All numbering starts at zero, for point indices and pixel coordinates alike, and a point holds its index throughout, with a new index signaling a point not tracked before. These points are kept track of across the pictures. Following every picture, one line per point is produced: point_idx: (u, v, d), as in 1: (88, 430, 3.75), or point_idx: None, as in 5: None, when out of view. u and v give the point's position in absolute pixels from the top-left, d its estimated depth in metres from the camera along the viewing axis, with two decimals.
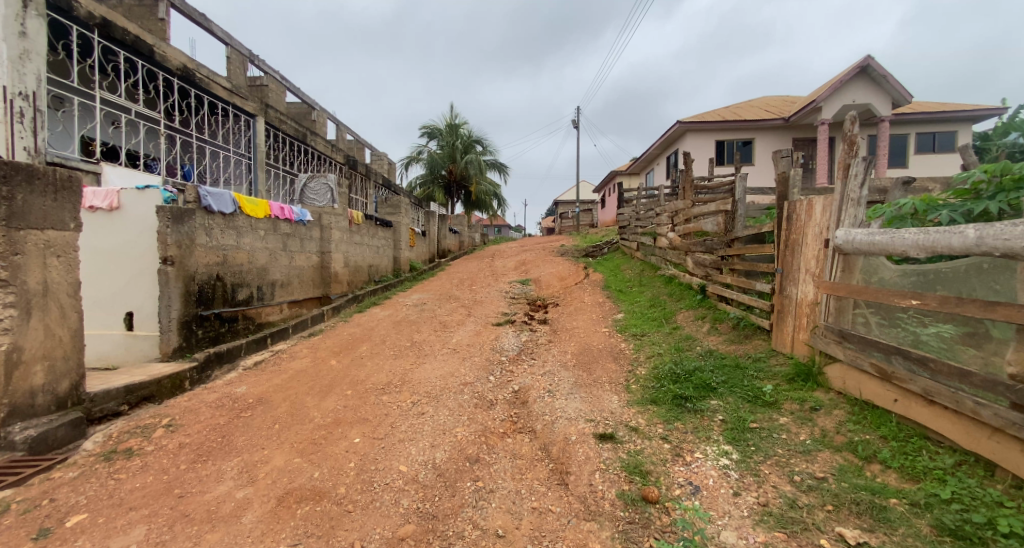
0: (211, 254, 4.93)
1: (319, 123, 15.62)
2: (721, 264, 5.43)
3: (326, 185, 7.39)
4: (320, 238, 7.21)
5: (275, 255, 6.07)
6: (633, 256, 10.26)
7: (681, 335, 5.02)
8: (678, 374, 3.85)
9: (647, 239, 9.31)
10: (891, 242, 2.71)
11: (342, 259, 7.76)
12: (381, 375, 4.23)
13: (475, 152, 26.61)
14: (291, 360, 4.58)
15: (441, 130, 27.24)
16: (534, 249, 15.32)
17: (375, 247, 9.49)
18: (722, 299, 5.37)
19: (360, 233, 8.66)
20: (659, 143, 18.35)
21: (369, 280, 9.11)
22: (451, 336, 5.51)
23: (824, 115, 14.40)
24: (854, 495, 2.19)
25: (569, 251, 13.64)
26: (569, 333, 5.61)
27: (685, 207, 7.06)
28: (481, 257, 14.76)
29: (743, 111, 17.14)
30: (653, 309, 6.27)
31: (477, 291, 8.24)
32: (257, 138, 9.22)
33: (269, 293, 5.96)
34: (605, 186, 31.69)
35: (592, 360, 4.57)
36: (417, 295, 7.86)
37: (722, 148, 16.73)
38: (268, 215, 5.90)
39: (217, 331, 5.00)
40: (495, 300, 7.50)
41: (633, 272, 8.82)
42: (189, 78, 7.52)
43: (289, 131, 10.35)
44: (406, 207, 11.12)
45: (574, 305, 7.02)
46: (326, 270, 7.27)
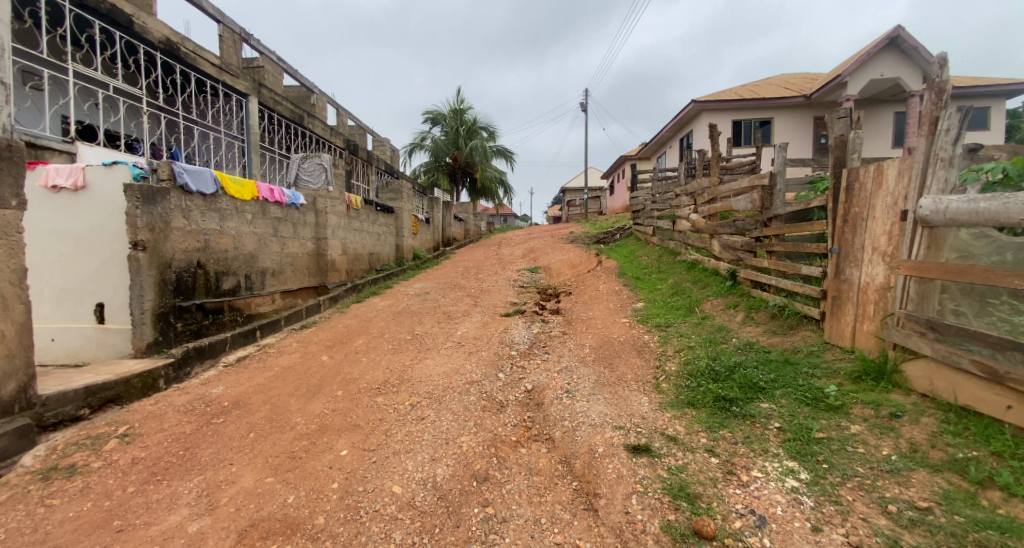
0: (190, 239, 4.45)
1: (318, 107, 15.08)
2: (755, 247, 4.86)
3: (320, 165, 6.78)
4: (315, 224, 6.74)
5: (265, 241, 5.60)
6: (648, 241, 9.69)
7: (712, 326, 4.49)
8: (717, 371, 3.32)
9: (664, 222, 8.73)
10: (1005, 209, 2.15)
11: (339, 246, 7.28)
12: (377, 371, 3.77)
13: (480, 137, 25.92)
14: (279, 355, 4.12)
15: (445, 115, 26.55)
16: (541, 237, 14.77)
17: (375, 233, 8.98)
18: (756, 285, 4.82)
19: (358, 218, 8.16)
20: (672, 124, 17.61)
21: (369, 268, 8.66)
22: (455, 328, 5.02)
23: (849, 90, 13.63)
24: (980, 536, 1.70)
25: (579, 238, 13.07)
26: (585, 324, 5.10)
27: (711, 186, 6.46)
28: (487, 245, 14.24)
29: (761, 89, 16.31)
30: (676, 297, 5.73)
31: (483, 279, 7.75)
32: (251, 119, 8.78)
33: (259, 282, 5.51)
34: (613, 173, 30.93)
35: (613, 354, 4.06)
36: (421, 283, 7.39)
37: (738, 129, 15.98)
38: (256, 197, 5.41)
39: (200, 323, 4.55)
40: (503, 289, 7.00)
41: (649, 259, 8.24)
42: (175, 52, 7.01)
43: (285, 112, 9.88)
44: (408, 193, 10.54)
45: (588, 293, 6.49)
46: (321, 258, 6.80)
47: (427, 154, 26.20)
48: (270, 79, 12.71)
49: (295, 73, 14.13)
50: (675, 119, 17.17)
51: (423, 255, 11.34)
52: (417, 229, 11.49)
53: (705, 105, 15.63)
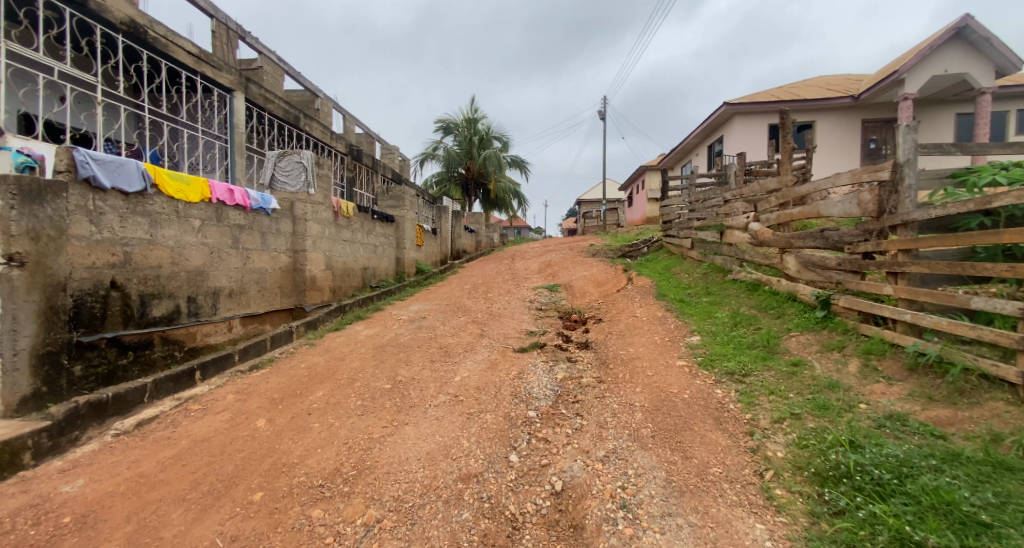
0: (100, 252, 3.33)
1: (323, 112, 14.23)
2: (867, 265, 3.64)
3: (299, 164, 5.72)
4: (292, 233, 5.65)
5: (220, 254, 4.45)
6: (685, 256, 8.38)
7: (817, 383, 3.15)
8: (853, 476, 2.08)
9: (707, 234, 7.46)
10: None
11: (323, 260, 6.16)
12: (329, 448, 2.55)
13: (494, 147, 24.98)
14: (200, 418, 2.88)
15: (458, 125, 25.74)
16: (559, 250, 13.55)
17: (370, 245, 7.88)
18: (871, 320, 3.59)
19: (350, 227, 7.09)
20: (700, 128, 16.39)
21: (362, 285, 7.54)
22: (454, 370, 3.79)
23: (909, 87, 12.22)
24: None
25: (601, 252, 11.79)
26: (626, 367, 3.80)
27: (777, 187, 5.20)
28: (499, 258, 13.07)
29: (800, 91, 15.01)
30: (743, 331, 4.40)
31: (493, 299, 6.52)
32: (235, 118, 7.78)
33: (210, 306, 4.34)
34: (631, 185, 29.80)
35: (678, 426, 2.77)
36: (418, 304, 6.20)
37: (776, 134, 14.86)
38: (208, 198, 4.29)
39: (112, 365, 3.38)
40: (517, 312, 5.76)
41: (691, 278, 6.93)
42: (139, 37, 5.98)
43: (276, 112, 8.90)
44: (411, 200, 9.41)
45: (624, 321, 5.18)
46: (298, 275, 5.67)
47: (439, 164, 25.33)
48: (269, 81, 11.82)
49: (298, 76, 13.30)
50: (703, 125, 16.09)
51: (429, 270, 10.22)
52: (422, 240, 10.40)
53: (738, 108, 14.60)
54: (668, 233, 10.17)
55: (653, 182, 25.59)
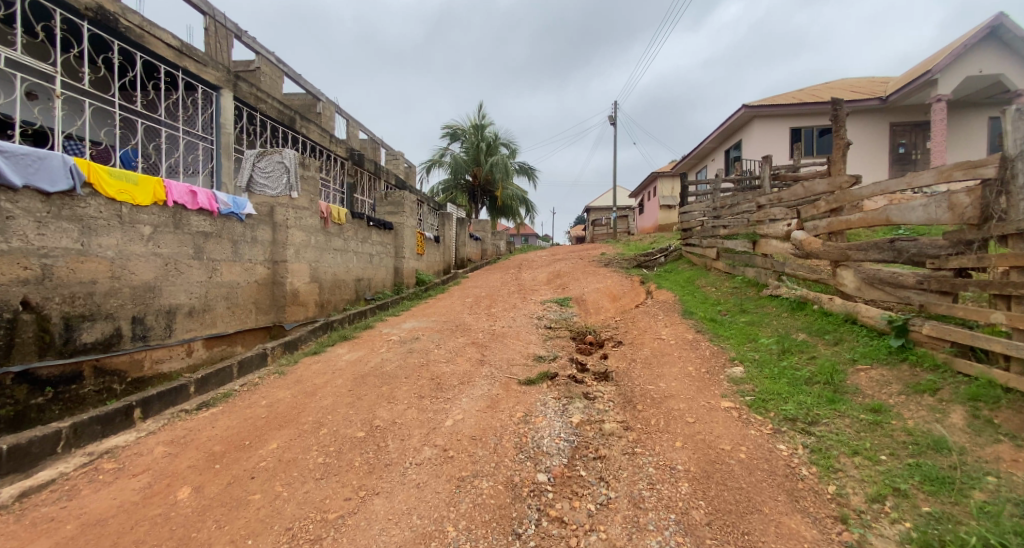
0: (7, 267, 2.72)
1: (326, 117, 13.74)
2: (962, 285, 2.91)
3: (281, 165, 5.12)
4: (271, 241, 5.03)
5: (177, 267, 3.83)
6: (709, 267, 7.65)
7: (914, 440, 2.41)
8: None
9: (736, 243, 6.72)
10: None
11: (308, 271, 5.53)
12: (264, 540, 1.89)
13: (502, 153, 24.43)
14: (110, 484, 2.23)
15: (466, 131, 25.27)
16: (569, 259, 12.85)
17: (366, 254, 7.25)
18: (969, 354, 2.85)
19: (342, 235, 6.48)
20: (717, 132, 15.69)
21: (355, 298, 6.91)
22: (446, 410, 3.10)
23: (940, 89, 11.47)
24: None
25: (615, 261, 11.07)
26: (657, 409, 3.08)
27: (826, 190, 4.46)
28: (506, 268, 12.39)
29: (823, 93, 14.26)
30: (795, 362, 3.66)
31: (497, 314, 5.83)
32: (221, 117, 7.26)
33: (163, 327, 3.72)
34: (643, 192, 29.06)
35: (739, 508, 2.06)
36: (412, 321, 5.53)
37: (798, 138, 14.10)
38: (163, 201, 3.68)
39: (23, 405, 2.76)
40: (523, 331, 5.06)
41: (720, 294, 6.20)
42: (110, 25, 5.50)
43: (268, 112, 8.40)
44: (411, 205, 8.78)
45: (648, 345, 4.46)
46: (278, 288, 5.03)
47: (446, 171, 24.83)
48: (267, 83, 11.39)
49: (299, 78, 12.83)
50: (720, 129, 15.43)
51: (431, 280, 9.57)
52: (423, 248, 9.76)
53: (757, 111, 13.88)
54: (688, 242, 9.44)
55: (665, 189, 24.85)
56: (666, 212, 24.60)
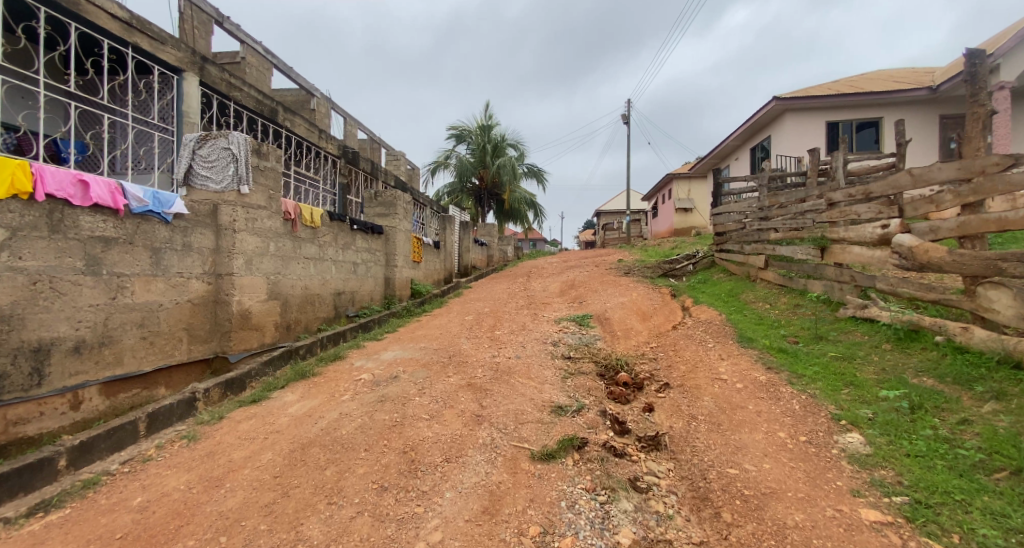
0: None
1: (320, 114, 12.71)
2: None
3: (227, 153, 4.04)
4: (215, 249, 3.95)
5: (54, 287, 2.75)
6: (755, 278, 6.44)
7: None
8: None
9: (794, 249, 5.51)
10: None
11: (267, 286, 4.43)
12: None
13: (509, 154, 23.39)
14: None
15: (472, 132, 24.25)
16: (582, 266, 11.71)
17: (348, 264, 6.16)
18: None
19: (315, 241, 5.40)
20: (744, 127, 14.47)
21: (334, 316, 5.81)
22: (418, 520, 1.96)
23: (1004, 74, 10.20)
24: None
25: (636, 269, 9.87)
26: (757, 524, 1.91)
27: (951, 178, 3.27)
28: (514, 276, 11.26)
29: (862, 84, 13.04)
30: (943, 432, 2.46)
31: (501, 337, 4.72)
32: (184, 104, 6.23)
33: (29, 372, 2.63)
34: (656, 195, 27.84)
35: None
36: (396, 347, 4.43)
37: (835, 133, 12.86)
38: (37, 193, 2.64)
39: None
40: (535, 364, 3.94)
41: (779, 315, 4.98)
42: None
43: (244, 102, 7.37)
44: (407, 207, 7.67)
45: (706, 389, 3.28)
46: (221, 309, 3.94)
47: (451, 173, 23.81)
48: (253, 75, 10.38)
49: (290, 72, 11.80)
50: (747, 124, 14.21)
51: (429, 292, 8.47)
52: (420, 256, 8.65)
53: (789, 104, 12.66)
54: (722, 247, 8.24)
55: (681, 191, 23.66)
56: (682, 215, 23.37)
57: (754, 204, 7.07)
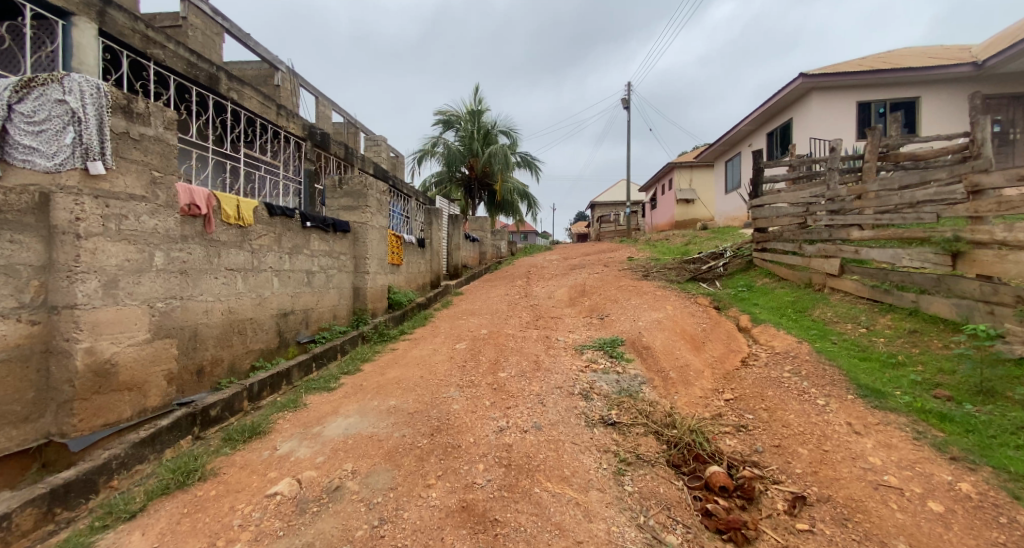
0: None
1: (286, 91, 10.97)
2: None
3: (61, 102, 2.51)
4: (43, 266, 2.45)
5: None
6: (823, 288, 5.09)
7: None
8: None
9: (893, 252, 4.15)
10: None
11: (154, 319, 2.91)
12: None
13: (501, 142, 21.77)
14: None
15: (461, 117, 22.54)
16: (588, 265, 10.28)
17: (299, 273, 4.63)
18: None
19: (243, 245, 3.85)
20: (763, 108, 13.07)
21: (278, 344, 4.31)
22: None
23: None
24: None
25: (655, 270, 8.47)
26: None
27: None
28: (512, 278, 9.80)
29: (895, 60, 11.73)
30: None
31: (509, 384, 3.29)
32: (71, 63, 3.60)
33: None
34: (656, 186, 26.49)
35: None
36: (350, 408, 2.98)
37: (865, 115, 11.59)
38: None
39: None
40: (565, 443, 2.51)
41: (889, 347, 3.60)
42: None
43: (168, 63, 5.71)
44: (381, 197, 6.12)
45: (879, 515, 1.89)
46: (56, 364, 2.45)
47: (439, 162, 22.11)
48: (199, 40, 8.60)
49: (247, 39, 10.00)
50: (767, 105, 12.82)
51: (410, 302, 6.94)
52: (398, 258, 7.09)
53: (817, 81, 11.29)
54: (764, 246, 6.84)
55: (683, 181, 22.36)
56: (684, 207, 22.10)
57: (818, 192, 5.63)
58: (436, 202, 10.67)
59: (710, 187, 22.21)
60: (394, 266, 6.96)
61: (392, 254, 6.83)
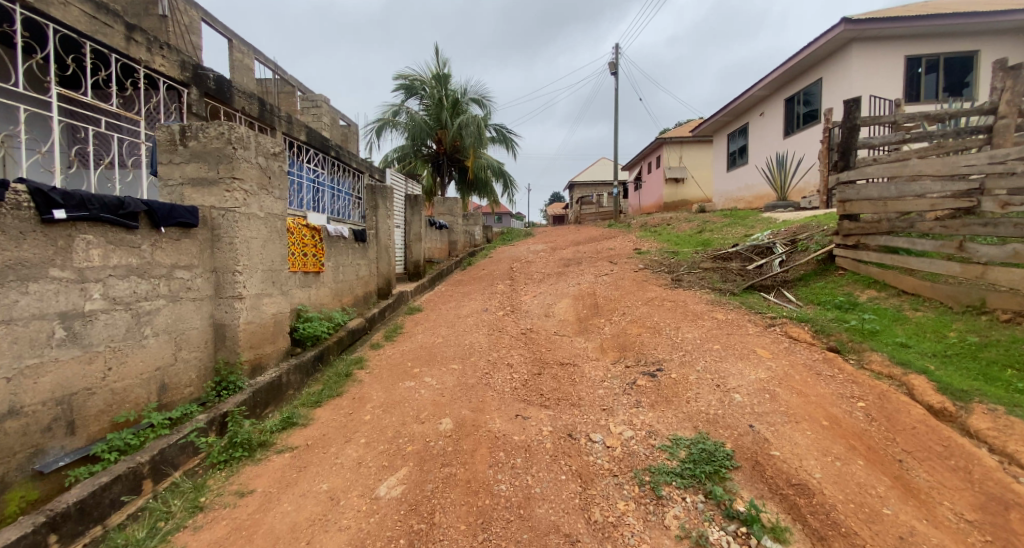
0: None
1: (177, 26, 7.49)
2: None
3: None
4: None
5: None
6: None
7: None
8: None
9: None
10: None
11: None
12: None
13: (474, 111, 19.00)
14: None
15: (425, 82, 19.58)
16: (587, 261, 8.06)
17: (37, 323, 2.12)
18: None
19: None
20: (786, 64, 10.97)
21: None
22: None
23: None
24: None
25: (683, 271, 6.30)
26: None
27: None
28: (490, 280, 7.46)
29: (946, 7, 9.83)
30: None
31: None
32: None
33: None
34: (641, 164, 24.47)
35: None
36: None
37: (914, 72, 9.73)
38: None
39: None
40: None
41: None
42: None
43: None
44: (272, 164, 3.62)
45: None
46: None
47: (401, 134, 19.16)
48: None
49: None
50: (792, 60, 10.72)
51: (333, 335, 4.48)
52: (313, 264, 4.55)
53: (860, 29, 9.23)
54: (855, 241, 4.72)
55: (673, 159, 20.32)
56: (675, 187, 20.19)
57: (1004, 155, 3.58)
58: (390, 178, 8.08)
59: (702, 165, 20.32)
60: (304, 275, 4.41)
61: (297, 258, 4.26)
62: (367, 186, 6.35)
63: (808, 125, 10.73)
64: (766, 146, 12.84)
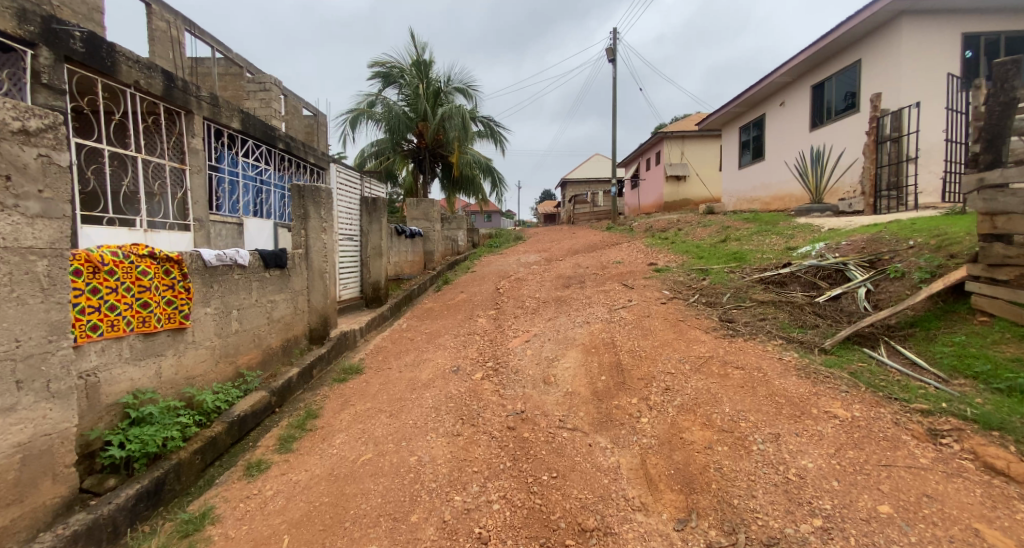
0: None
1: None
2: None
3: None
4: None
5: None
6: None
7: None
8: None
9: None
10: None
11: None
12: None
13: (457, 102, 17.13)
14: None
15: (404, 70, 17.60)
16: (592, 282, 6.36)
17: None
18: None
19: None
20: (820, 43, 9.38)
21: None
22: None
23: None
24: None
25: (728, 304, 4.65)
26: None
27: None
28: (468, 311, 5.74)
29: None
30: None
31: None
32: None
33: None
34: (638, 161, 22.83)
35: None
36: None
37: (970, 54, 8.15)
38: None
39: None
40: None
41: None
42: None
43: None
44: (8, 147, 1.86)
45: None
46: None
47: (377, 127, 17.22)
48: None
49: None
50: (828, 38, 9.14)
51: (191, 441, 2.73)
52: (160, 322, 2.80)
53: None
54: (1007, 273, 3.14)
55: (675, 155, 18.70)
56: (676, 186, 18.65)
57: None
58: (345, 176, 6.31)
59: (705, 162, 18.76)
60: (135, 342, 2.64)
61: (114, 319, 2.51)
62: (292, 186, 4.48)
63: (845, 115, 9.21)
64: (790, 139, 11.30)
